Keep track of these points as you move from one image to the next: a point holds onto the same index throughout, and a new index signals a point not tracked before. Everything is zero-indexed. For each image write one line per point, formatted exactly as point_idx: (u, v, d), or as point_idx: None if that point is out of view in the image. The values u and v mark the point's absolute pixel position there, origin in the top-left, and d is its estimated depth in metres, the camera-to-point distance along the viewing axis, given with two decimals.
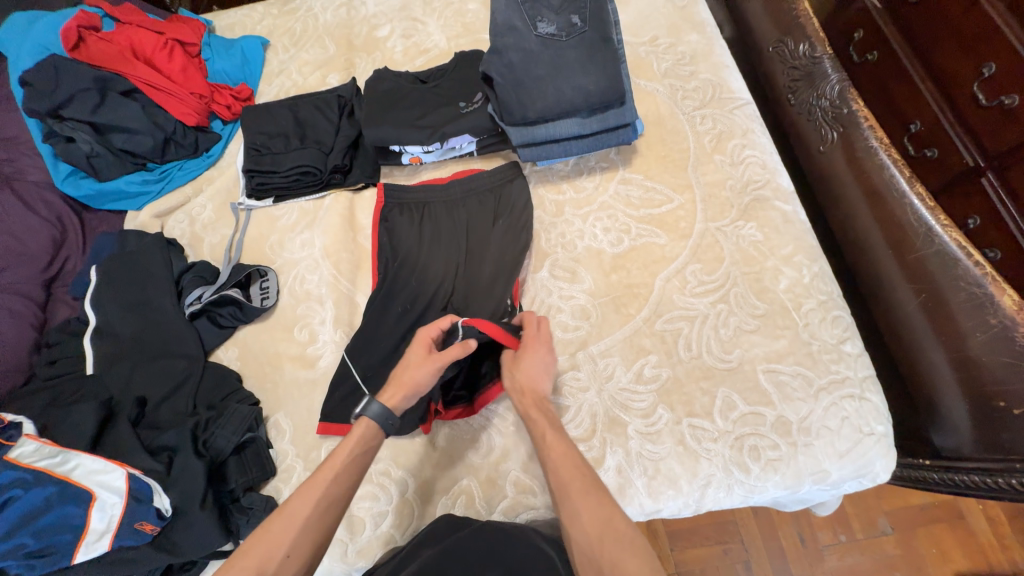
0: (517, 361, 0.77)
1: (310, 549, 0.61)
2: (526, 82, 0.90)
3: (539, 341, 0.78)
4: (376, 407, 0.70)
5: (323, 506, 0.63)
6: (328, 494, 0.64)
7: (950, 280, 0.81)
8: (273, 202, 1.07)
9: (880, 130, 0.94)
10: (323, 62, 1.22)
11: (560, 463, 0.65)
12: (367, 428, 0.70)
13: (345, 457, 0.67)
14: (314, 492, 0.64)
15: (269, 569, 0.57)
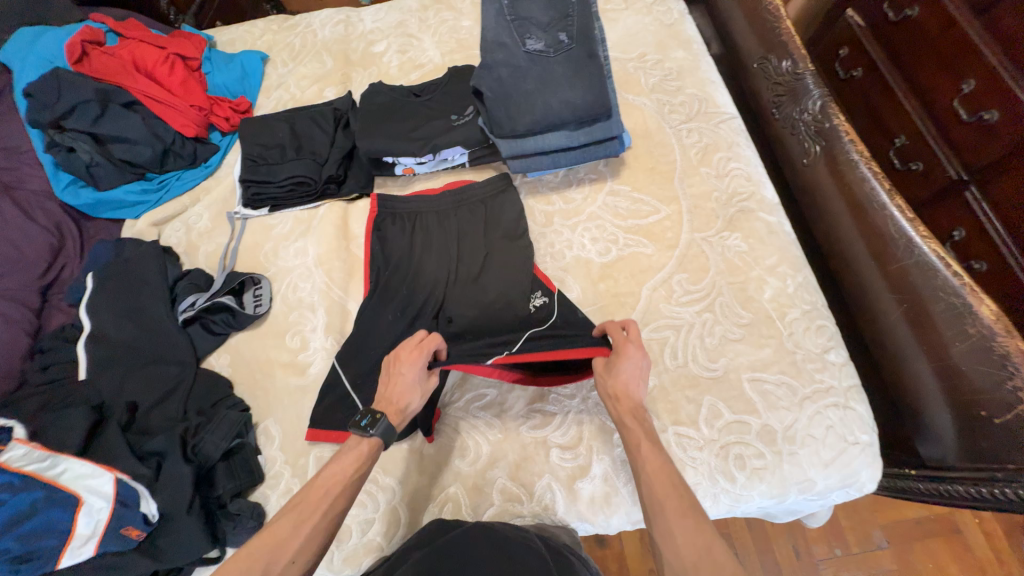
0: (612, 364, 0.75)
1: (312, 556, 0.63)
2: (515, 96, 0.93)
3: (633, 344, 0.75)
4: (382, 425, 0.72)
5: (307, 513, 0.64)
6: (333, 508, 0.66)
7: (930, 290, 0.83)
8: (268, 212, 1.09)
9: (861, 143, 0.97)
10: (320, 76, 1.25)
11: (654, 476, 0.64)
12: (375, 447, 0.72)
13: (351, 472, 0.69)
14: (314, 500, 0.66)
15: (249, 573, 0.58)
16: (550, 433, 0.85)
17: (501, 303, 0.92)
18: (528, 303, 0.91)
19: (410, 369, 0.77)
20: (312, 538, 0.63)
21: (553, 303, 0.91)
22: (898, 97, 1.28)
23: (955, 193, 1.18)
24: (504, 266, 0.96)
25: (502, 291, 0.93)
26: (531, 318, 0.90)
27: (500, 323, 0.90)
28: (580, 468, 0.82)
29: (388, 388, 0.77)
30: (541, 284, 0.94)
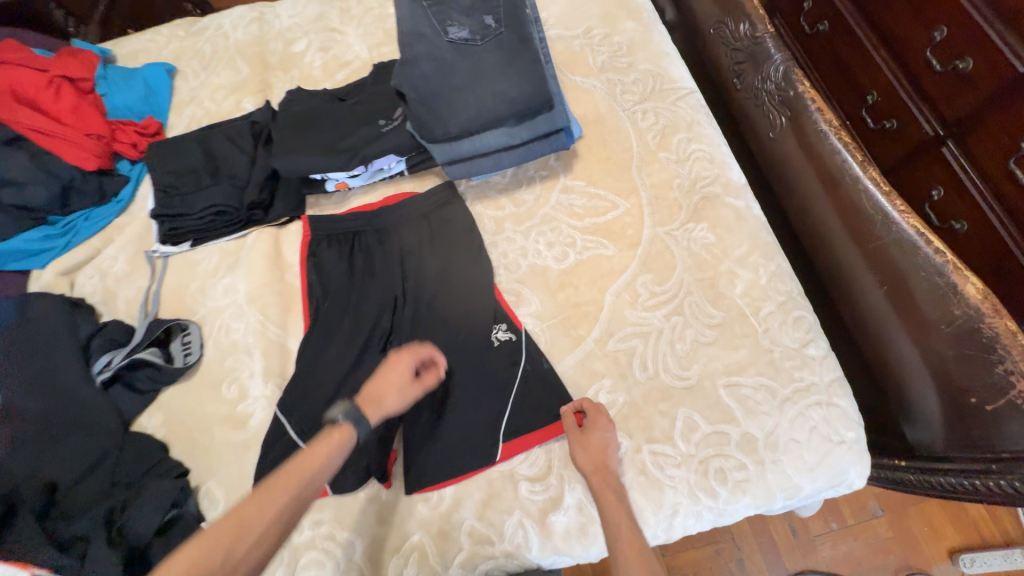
0: (590, 433, 0.74)
1: (281, 532, 0.57)
2: (443, 94, 0.82)
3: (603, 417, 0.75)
4: (354, 415, 0.66)
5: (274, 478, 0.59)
6: (304, 491, 0.60)
7: (912, 269, 0.76)
8: (190, 246, 0.98)
9: (829, 111, 0.88)
10: (235, 85, 1.13)
11: (632, 561, 0.65)
12: (351, 434, 0.65)
13: (321, 460, 0.62)
14: (290, 480, 0.59)
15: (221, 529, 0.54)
16: (518, 465, 0.78)
17: (459, 334, 0.85)
18: (490, 337, 0.84)
19: (399, 368, 0.73)
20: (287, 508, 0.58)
21: (519, 341, 0.83)
22: (868, 50, 1.18)
23: (931, 150, 1.10)
24: (462, 294, 0.87)
25: (458, 319, 0.86)
26: (494, 355, 0.82)
27: (460, 360, 0.83)
28: (552, 500, 0.76)
29: (374, 383, 0.72)
30: (504, 315, 0.85)
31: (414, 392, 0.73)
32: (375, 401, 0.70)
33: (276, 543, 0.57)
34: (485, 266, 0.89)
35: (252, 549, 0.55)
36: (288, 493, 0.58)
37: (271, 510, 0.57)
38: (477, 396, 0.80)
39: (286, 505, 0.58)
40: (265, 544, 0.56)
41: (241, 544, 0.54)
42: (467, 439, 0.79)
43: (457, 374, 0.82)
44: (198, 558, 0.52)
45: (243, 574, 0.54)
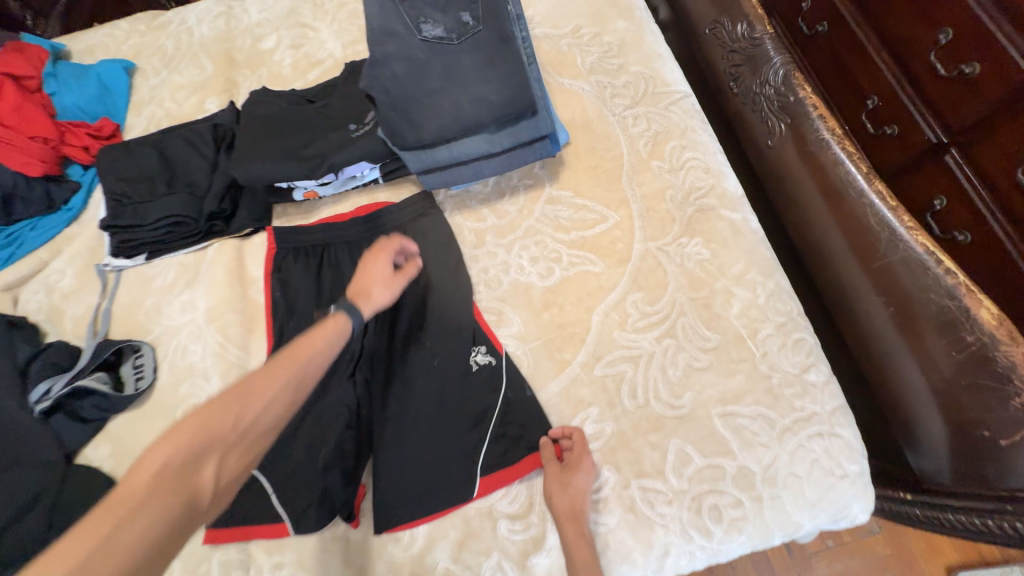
0: (569, 471, 0.69)
1: (288, 407, 0.57)
2: (416, 97, 0.76)
3: (586, 454, 0.70)
4: (346, 306, 0.67)
5: (275, 359, 0.59)
6: (307, 369, 0.60)
7: (920, 291, 0.71)
8: (146, 259, 0.90)
9: (831, 119, 0.83)
10: (200, 85, 1.05)
11: None
12: (344, 325, 0.65)
13: (320, 345, 0.62)
14: (292, 358, 0.59)
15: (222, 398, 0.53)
16: (496, 501, 0.72)
17: (435, 357, 0.78)
18: (468, 361, 0.77)
19: (378, 263, 0.75)
20: (288, 385, 0.58)
21: (499, 366, 0.77)
22: (866, 52, 1.07)
23: (932, 159, 0.99)
24: (438, 313, 0.81)
25: (434, 340, 0.79)
26: (472, 380, 0.76)
27: (436, 386, 0.77)
28: (533, 541, 0.70)
29: (359, 282, 0.73)
30: (482, 336, 0.79)
31: (398, 283, 0.74)
32: (362, 294, 0.71)
33: (284, 416, 0.56)
34: (464, 284, 0.83)
35: (261, 421, 0.54)
36: (289, 372, 0.58)
37: (274, 385, 0.56)
38: (453, 426, 0.74)
39: (288, 382, 0.57)
40: (274, 417, 0.55)
41: (248, 414, 0.53)
42: (443, 472, 0.73)
43: (432, 401, 0.76)
44: (204, 424, 0.51)
45: (254, 438, 0.53)
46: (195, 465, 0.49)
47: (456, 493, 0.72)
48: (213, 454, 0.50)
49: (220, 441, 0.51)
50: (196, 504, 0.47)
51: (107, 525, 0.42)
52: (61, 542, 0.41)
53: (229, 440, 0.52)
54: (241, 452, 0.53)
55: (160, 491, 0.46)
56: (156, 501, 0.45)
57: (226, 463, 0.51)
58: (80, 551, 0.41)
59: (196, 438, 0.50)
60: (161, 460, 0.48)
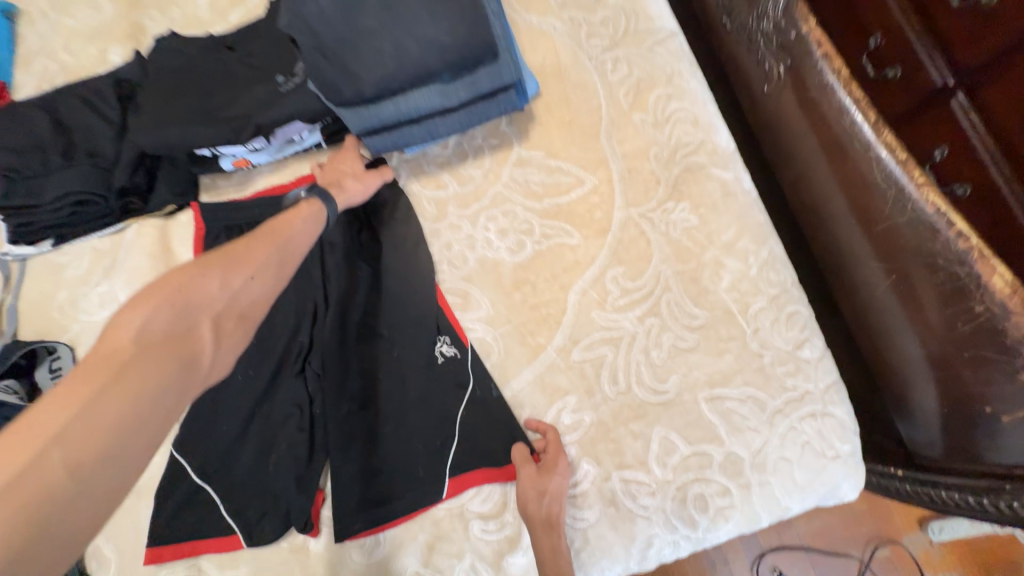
0: (546, 473, 0.63)
1: (274, 282, 0.56)
2: (349, 40, 0.62)
3: (560, 452, 0.65)
4: (321, 190, 0.65)
5: (251, 237, 0.57)
6: (285, 247, 0.58)
7: (927, 256, 0.63)
8: (53, 245, 0.78)
9: (837, 57, 0.70)
10: (99, 31, 0.88)
11: None
12: (320, 210, 0.63)
13: (298, 222, 0.61)
14: (268, 235, 0.58)
15: (201, 269, 0.51)
16: (467, 501, 0.66)
17: (394, 348, 0.70)
18: (430, 352, 0.70)
19: (349, 159, 0.72)
20: (268, 261, 0.56)
21: (464, 359, 0.70)
22: None
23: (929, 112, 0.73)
24: (397, 299, 0.72)
25: (394, 329, 0.71)
26: (437, 374, 0.69)
27: (397, 380, 0.69)
28: (508, 540, 0.65)
29: (330, 173, 0.71)
30: (445, 323, 0.71)
31: (373, 181, 0.72)
32: (336, 184, 0.69)
33: (270, 289, 0.56)
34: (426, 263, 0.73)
35: (246, 292, 0.53)
36: (270, 246, 0.57)
37: (256, 258, 0.55)
38: (417, 422, 0.67)
39: (270, 257, 0.56)
40: (261, 289, 0.55)
41: (233, 285, 0.52)
42: (407, 473, 0.67)
43: (393, 396, 0.69)
44: (187, 289, 0.49)
45: (241, 310, 0.53)
46: (185, 325, 0.48)
47: (422, 496, 0.66)
48: (202, 319, 0.49)
49: (207, 307, 0.50)
50: (194, 363, 0.47)
51: (101, 377, 0.41)
52: (50, 395, 0.39)
53: (216, 307, 0.51)
54: (232, 321, 0.52)
55: (152, 349, 0.44)
56: (153, 358, 0.44)
57: (217, 328, 0.50)
58: (76, 395, 0.39)
59: (180, 301, 0.48)
60: (146, 321, 0.45)
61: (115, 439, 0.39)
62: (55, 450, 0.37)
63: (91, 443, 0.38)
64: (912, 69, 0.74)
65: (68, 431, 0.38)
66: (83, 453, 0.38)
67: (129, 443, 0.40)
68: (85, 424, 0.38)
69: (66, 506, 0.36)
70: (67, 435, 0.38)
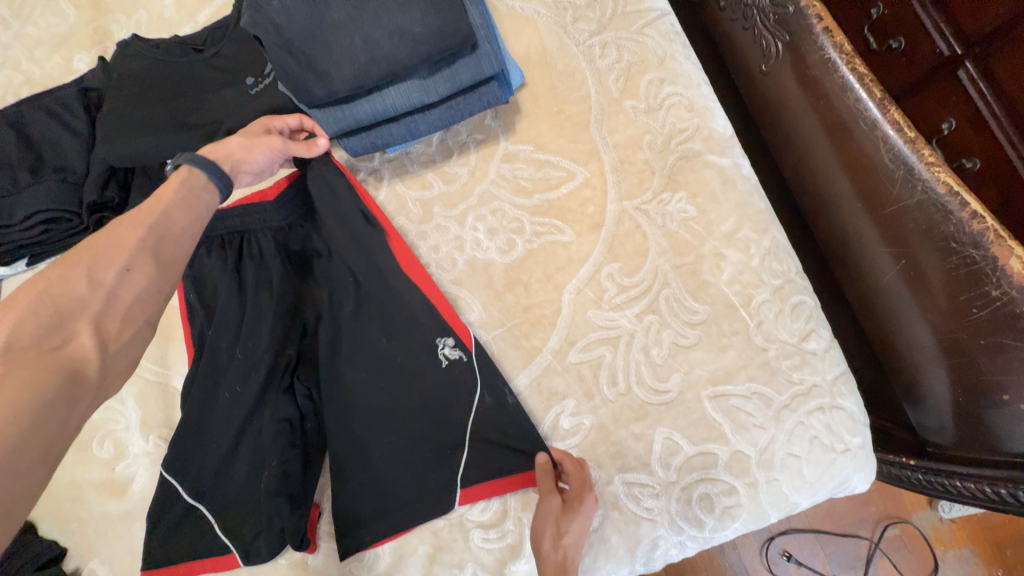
0: (568, 511, 0.59)
1: (158, 267, 0.47)
2: (317, 36, 0.59)
3: (584, 489, 0.60)
4: (194, 155, 0.55)
5: (123, 219, 0.48)
6: (168, 222, 0.49)
7: (938, 240, 0.60)
8: (28, 266, 0.76)
9: (839, 32, 0.66)
10: (64, 38, 0.84)
11: None
12: (197, 176, 0.54)
13: (172, 193, 0.51)
14: (146, 213, 0.48)
15: (66, 269, 0.43)
16: (466, 511, 0.65)
17: (384, 357, 0.67)
18: (434, 353, 0.66)
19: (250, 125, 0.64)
20: (144, 243, 0.46)
21: (466, 360, 0.65)
22: None
23: (937, 83, 0.68)
24: (393, 305, 0.68)
25: (385, 336, 0.68)
26: (438, 378, 0.65)
27: (391, 389, 0.66)
28: (510, 549, 0.63)
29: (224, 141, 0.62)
30: (445, 326, 0.66)
31: (267, 142, 0.61)
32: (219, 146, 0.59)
33: (158, 274, 0.47)
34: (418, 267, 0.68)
35: (127, 286, 0.44)
36: (143, 229, 0.47)
37: (128, 242, 0.46)
38: (414, 433, 0.65)
39: (147, 240, 0.47)
40: (145, 280, 0.45)
41: (106, 281, 0.43)
42: (403, 486, 0.64)
43: (387, 407, 0.66)
44: (49, 295, 0.41)
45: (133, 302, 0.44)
46: (60, 337, 0.40)
47: (420, 508, 0.64)
48: (80, 323, 0.41)
49: (81, 312, 0.42)
50: (75, 378, 0.39)
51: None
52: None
53: (93, 309, 0.42)
54: (121, 322, 0.44)
55: (13, 370, 0.37)
56: (12, 380, 0.36)
57: (102, 334, 0.42)
58: None
59: (47, 309, 0.40)
60: (4, 337, 0.38)
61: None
62: None
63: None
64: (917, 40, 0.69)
65: None
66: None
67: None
68: None
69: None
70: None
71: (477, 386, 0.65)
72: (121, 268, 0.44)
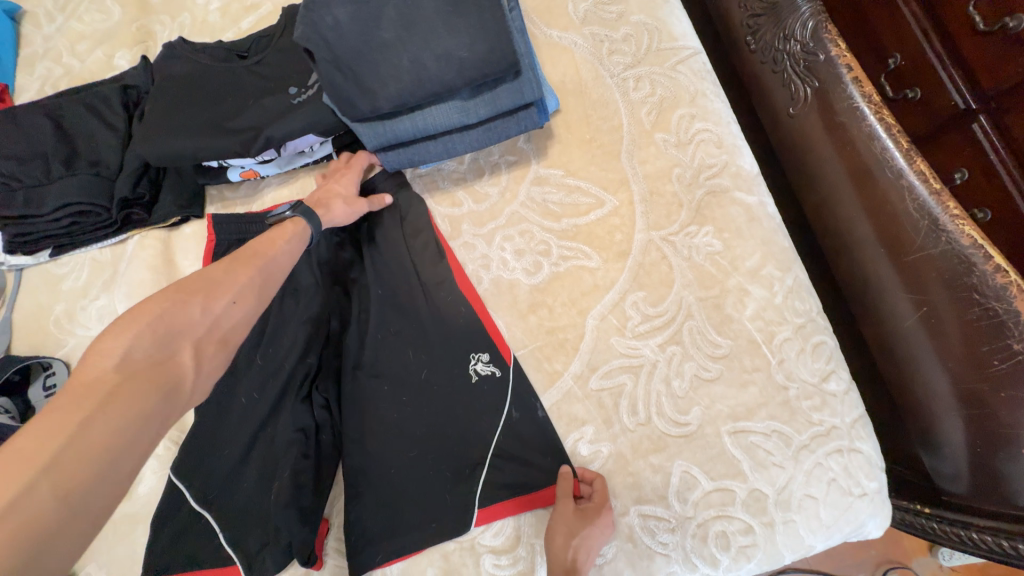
0: (582, 518, 0.59)
1: (257, 304, 0.55)
2: (366, 54, 0.60)
3: (604, 508, 0.60)
4: (304, 210, 0.63)
5: (232, 257, 0.56)
6: (266, 266, 0.57)
7: (961, 290, 0.62)
8: (52, 256, 0.76)
9: (867, 83, 0.69)
10: (106, 35, 0.86)
11: None
12: (303, 231, 0.62)
13: (283, 244, 0.60)
14: (251, 256, 0.56)
15: (183, 294, 0.50)
16: (479, 534, 0.64)
17: (411, 371, 0.68)
18: (467, 370, 0.67)
19: (344, 182, 0.70)
20: (247, 283, 0.54)
21: (501, 377, 0.67)
22: None
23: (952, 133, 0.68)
24: (426, 318, 0.69)
25: (413, 349, 0.69)
26: (471, 393, 0.66)
27: (417, 403, 0.67)
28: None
29: (321, 190, 0.69)
30: (483, 341, 0.68)
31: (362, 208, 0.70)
32: (322, 205, 0.67)
33: (252, 312, 0.54)
34: (459, 282, 0.70)
35: (229, 316, 0.52)
36: (252, 269, 0.55)
37: (237, 281, 0.54)
38: (435, 449, 0.65)
39: (253, 279, 0.55)
40: (243, 313, 0.53)
41: (216, 309, 0.51)
42: (416, 505, 0.64)
43: (410, 420, 0.66)
44: (166, 314, 0.48)
45: (225, 329, 0.52)
46: (166, 352, 0.47)
47: (431, 528, 0.63)
48: (185, 344, 0.48)
49: (187, 332, 0.49)
50: (175, 391, 0.46)
51: (81, 409, 0.40)
52: (28, 429, 0.38)
53: (197, 332, 0.49)
54: (215, 346, 0.50)
55: (130, 380, 0.43)
56: (126, 392, 0.42)
57: (199, 355, 0.49)
58: (62, 426, 0.39)
59: (161, 327, 0.47)
60: (126, 349, 0.44)
61: (95, 474, 0.39)
62: (34, 483, 0.36)
63: (72, 475, 0.37)
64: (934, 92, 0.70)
65: (54, 463, 0.37)
66: (61, 489, 0.37)
67: (104, 481, 0.39)
68: (72, 457, 0.38)
69: (47, 542, 0.36)
70: (47, 471, 0.37)
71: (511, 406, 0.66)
72: (226, 301, 0.52)
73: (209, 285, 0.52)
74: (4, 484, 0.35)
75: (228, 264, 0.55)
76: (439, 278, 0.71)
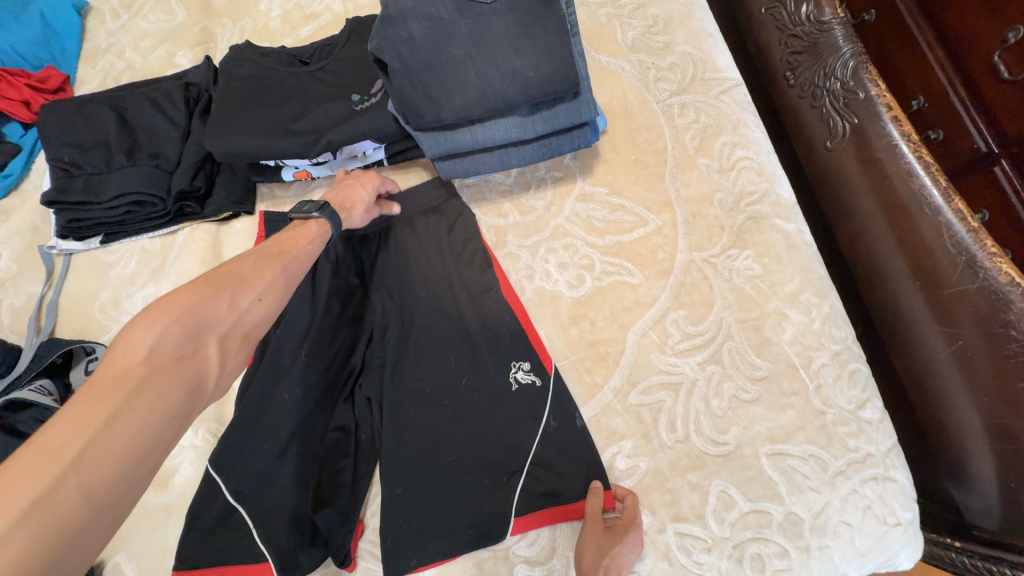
0: (611, 536, 0.60)
1: (282, 302, 0.54)
2: (436, 67, 0.63)
3: (631, 530, 0.60)
4: (326, 211, 0.62)
5: (256, 253, 0.55)
6: (292, 266, 0.57)
7: (996, 326, 0.63)
8: (102, 242, 0.78)
9: (906, 122, 0.72)
10: (169, 34, 0.89)
11: None
12: (325, 233, 0.62)
13: (304, 245, 0.59)
14: (271, 254, 0.56)
15: (208, 290, 0.49)
16: (513, 544, 0.63)
17: (452, 376, 0.68)
18: (508, 377, 0.68)
19: (368, 187, 0.70)
20: (273, 282, 0.54)
21: (540, 387, 0.67)
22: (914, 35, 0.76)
23: (971, 176, 0.71)
24: (471, 324, 0.70)
25: (455, 355, 0.69)
26: (511, 401, 0.67)
27: (458, 407, 0.67)
28: None
29: (343, 194, 0.68)
30: (526, 350, 0.68)
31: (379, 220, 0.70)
32: (346, 209, 0.66)
33: (276, 311, 0.54)
34: (505, 291, 0.71)
35: (254, 313, 0.52)
36: (279, 269, 0.55)
37: (264, 278, 0.53)
38: (474, 455, 0.65)
39: (279, 279, 0.54)
40: (269, 310, 0.53)
41: (241, 306, 0.51)
42: (451, 510, 0.64)
43: (450, 424, 0.67)
44: (195, 308, 0.48)
45: (250, 327, 0.51)
46: (192, 346, 0.46)
47: (467, 534, 0.63)
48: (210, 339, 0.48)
49: (213, 327, 0.48)
50: (199, 386, 0.45)
51: (110, 402, 0.39)
52: (56, 420, 0.38)
53: (223, 327, 0.49)
54: (238, 341, 0.50)
55: (157, 374, 0.43)
56: (155, 384, 0.42)
57: (224, 350, 0.49)
58: (90, 419, 0.38)
59: (188, 321, 0.47)
60: (152, 341, 0.44)
61: (123, 468, 0.38)
62: (64, 475, 0.35)
63: (98, 471, 0.37)
64: (957, 133, 0.72)
65: (84, 457, 0.37)
66: (87, 484, 0.36)
67: (128, 474, 0.39)
68: (100, 452, 0.37)
69: (74, 536, 0.35)
70: (75, 463, 0.36)
71: (551, 416, 0.66)
72: (252, 299, 0.52)
73: (236, 282, 0.52)
74: (32, 477, 0.35)
75: (254, 262, 0.55)
76: (483, 283, 0.72)
